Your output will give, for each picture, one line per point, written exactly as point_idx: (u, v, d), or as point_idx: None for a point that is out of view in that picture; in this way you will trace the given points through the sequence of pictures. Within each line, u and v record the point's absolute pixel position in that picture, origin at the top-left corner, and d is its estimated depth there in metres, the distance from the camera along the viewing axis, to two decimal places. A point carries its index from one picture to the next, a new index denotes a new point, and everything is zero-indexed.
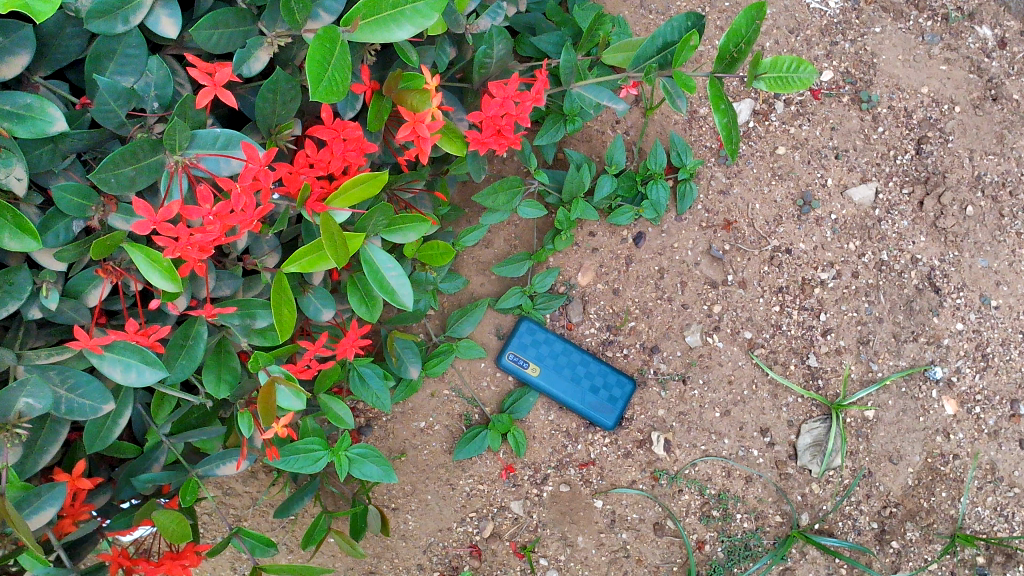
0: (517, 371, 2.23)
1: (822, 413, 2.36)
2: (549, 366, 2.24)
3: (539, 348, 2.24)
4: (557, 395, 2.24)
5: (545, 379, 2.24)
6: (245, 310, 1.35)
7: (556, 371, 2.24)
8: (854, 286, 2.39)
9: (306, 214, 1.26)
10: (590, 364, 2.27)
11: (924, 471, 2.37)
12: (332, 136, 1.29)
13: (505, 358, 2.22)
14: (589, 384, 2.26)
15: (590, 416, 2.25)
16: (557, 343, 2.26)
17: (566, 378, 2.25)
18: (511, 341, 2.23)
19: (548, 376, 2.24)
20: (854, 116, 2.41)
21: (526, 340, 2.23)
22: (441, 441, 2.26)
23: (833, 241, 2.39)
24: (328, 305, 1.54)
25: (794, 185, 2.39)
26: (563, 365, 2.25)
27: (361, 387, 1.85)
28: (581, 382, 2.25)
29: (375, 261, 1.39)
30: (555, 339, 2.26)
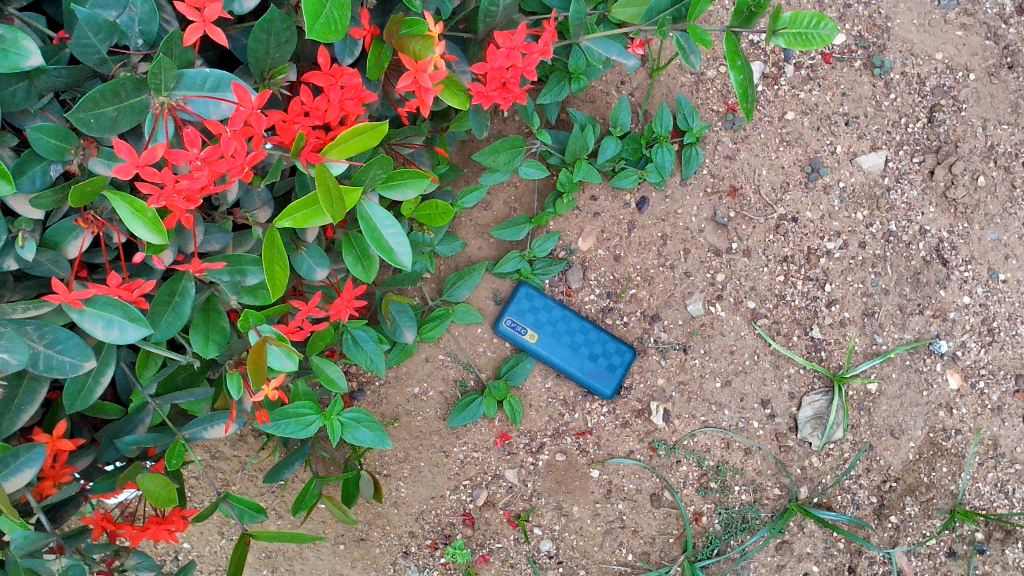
0: (513, 337, 2.17)
1: (823, 385, 2.31)
2: (549, 333, 2.18)
3: (536, 315, 2.18)
4: (556, 363, 2.19)
5: (545, 347, 2.18)
6: (234, 267, 1.26)
7: (556, 338, 2.19)
8: (861, 257, 2.33)
9: (300, 165, 1.21)
10: (590, 332, 2.21)
11: (925, 446, 2.33)
12: (328, 83, 1.21)
13: (501, 324, 2.16)
14: (588, 352, 2.20)
15: (589, 384, 2.20)
16: (557, 310, 2.20)
17: (565, 345, 2.19)
18: (509, 306, 2.17)
19: (548, 344, 2.18)
20: (866, 82, 2.35)
21: (522, 306, 2.17)
22: (435, 407, 2.22)
23: (841, 210, 2.34)
24: (322, 264, 1.47)
25: (802, 151, 2.34)
26: (564, 333, 2.19)
27: (355, 350, 1.84)
28: (581, 350, 2.20)
29: (372, 218, 1.34)
30: (556, 306, 2.20)
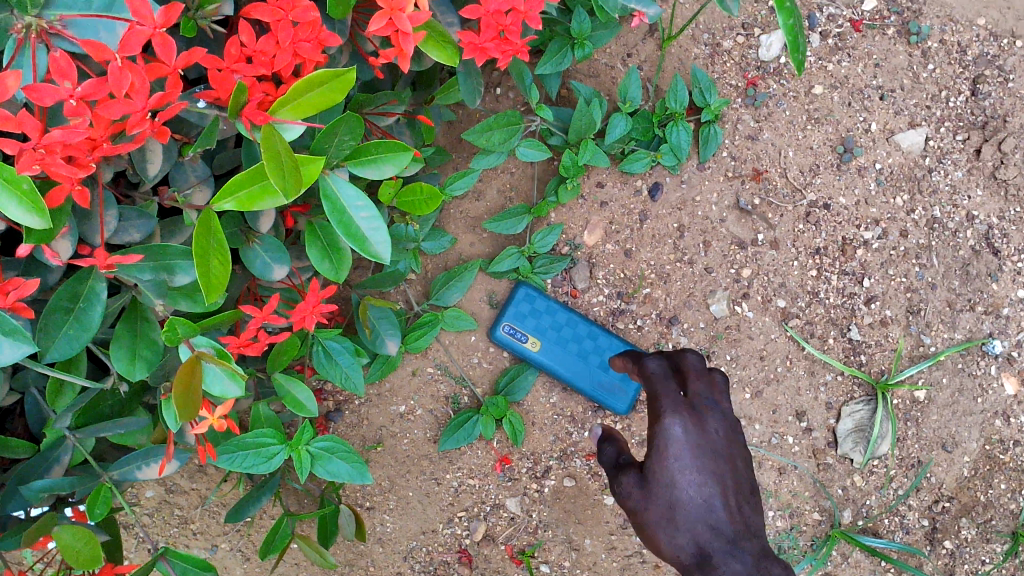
0: (512, 345, 1.90)
1: (865, 394, 2.04)
2: (553, 340, 1.90)
3: (537, 320, 1.90)
4: (563, 375, 1.91)
5: (549, 357, 1.90)
6: (158, 262, 0.95)
7: (562, 346, 1.91)
8: (903, 248, 2.06)
9: (242, 127, 0.94)
10: (600, 338, 1.92)
11: (981, 459, 2.07)
12: (276, 18, 0.92)
13: (498, 330, 1.89)
14: (598, 362, 1.91)
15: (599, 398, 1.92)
16: (562, 313, 1.92)
17: (572, 353, 1.91)
18: (506, 310, 1.90)
19: (552, 352, 1.90)
20: (901, 51, 2.10)
21: (521, 309, 1.90)
22: (424, 429, 1.93)
23: (878, 194, 2.07)
24: (280, 259, 1.18)
25: (832, 129, 2.08)
26: (570, 339, 1.91)
27: (328, 364, 1.56)
28: (591, 359, 1.91)
29: (339, 198, 1.06)
30: (561, 308, 1.92)
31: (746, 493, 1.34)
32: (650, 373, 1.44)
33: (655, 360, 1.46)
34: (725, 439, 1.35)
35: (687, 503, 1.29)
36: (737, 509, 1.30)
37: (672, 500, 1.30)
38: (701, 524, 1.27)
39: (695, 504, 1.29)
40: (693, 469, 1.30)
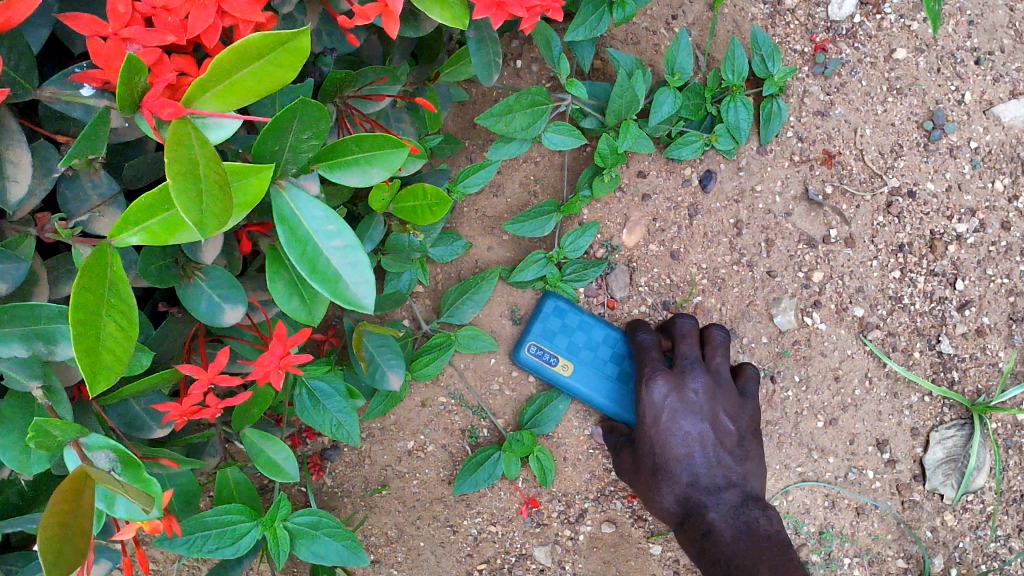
0: (541, 370, 1.57)
1: (958, 417, 1.72)
2: (588, 363, 1.59)
3: (569, 339, 1.58)
4: (600, 404, 1.59)
5: (584, 384, 1.59)
6: (28, 330, 0.69)
7: (599, 370, 1.59)
8: (1004, 243, 1.73)
9: (144, 125, 0.63)
10: None
11: None
12: None
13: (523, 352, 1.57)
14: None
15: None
16: (598, 330, 1.60)
17: (610, 377, 1.60)
18: (532, 327, 1.57)
19: (587, 378, 1.59)
20: (1001, 5, 1.75)
21: (551, 327, 1.58)
22: (436, 468, 1.63)
23: (973, 178, 1.74)
24: (235, 299, 0.86)
25: (918, 101, 1.73)
26: (608, 362, 1.60)
27: (313, 410, 1.26)
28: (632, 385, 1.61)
29: (302, 220, 0.74)
30: (596, 325, 1.60)
31: (730, 439, 1.56)
32: (639, 347, 1.55)
33: (647, 333, 1.56)
34: (707, 400, 1.54)
35: (673, 455, 1.54)
36: (714, 456, 1.55)
37: (661, 454, 1.54)
38: (683, 474, 1.54)
39: (679, 454, 1.55)
40: (676, 423, 1.54)
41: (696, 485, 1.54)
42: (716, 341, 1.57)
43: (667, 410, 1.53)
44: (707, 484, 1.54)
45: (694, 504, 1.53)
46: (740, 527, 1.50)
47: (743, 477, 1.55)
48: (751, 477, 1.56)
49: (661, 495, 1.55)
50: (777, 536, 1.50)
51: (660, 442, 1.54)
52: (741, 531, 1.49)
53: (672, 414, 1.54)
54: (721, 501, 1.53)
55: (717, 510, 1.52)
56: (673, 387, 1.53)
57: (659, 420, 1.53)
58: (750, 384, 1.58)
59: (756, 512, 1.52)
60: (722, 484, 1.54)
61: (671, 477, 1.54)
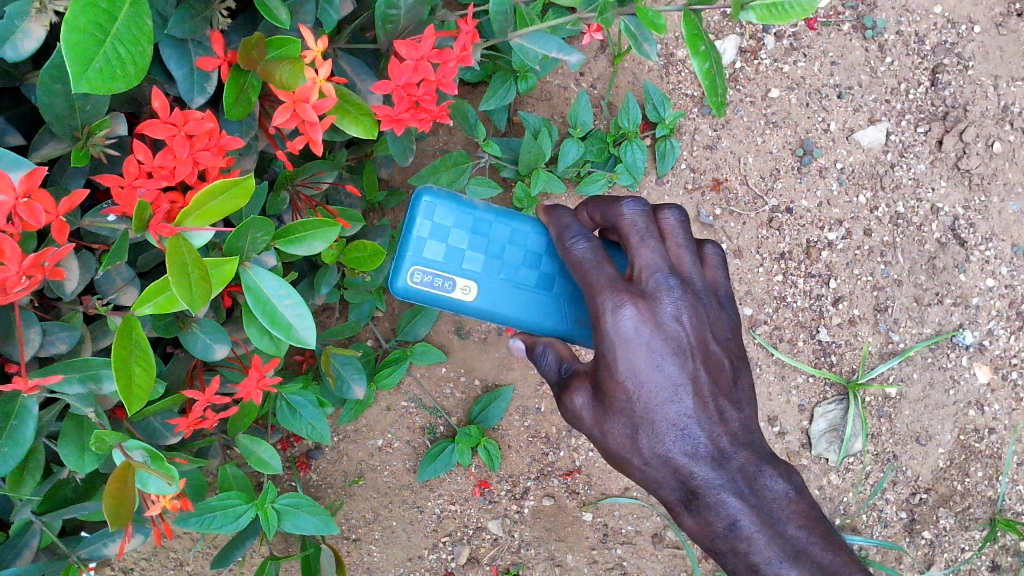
0: (429, 296, 1.31)
1: (837, 393, 2.06)
2: (490, 275, 1.33)
3: (453, 251, 1.32)
4: (519, 319, 1.34)
5: (488, 300, 1.33)
6: (84, 374, 1.00)
7: (504, 280, 1.34)
8: (868, 246, 2.07)
9: (150, 238, 0.96)
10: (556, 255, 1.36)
11: (957, 450, 2.07)
12: (171, 132, 0.95)
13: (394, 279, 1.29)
14: (567, 290, 1.36)
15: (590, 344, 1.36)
16: (494, 229, 1.35)
17: (524, 288, 1.34)
18: (404, 243, 1.31)
19: (494, 293, 1.33)
20: (857, 46, 2.09)
21: (429, 240, 1.32)
22: (402, 459, 1.97)
23: (840, 194, 2.07)
24: (220, 339, 1.20)
25: (791, 132, 2.07)
26: (516, 268, 1.35)
27: (292, 419, 1.60)
28: (556, 289, 1.35)
29: (263, 288, 1.09)
30: (488, 224, 1.35)
31: (725, 376, 1.20)
32: (578, 263, 1.18)
33: (585, 244, 1.19)
34: (691, 324, 1.16)
35: (666, 415, 1.14)
36: (712, 403, 1.17)
37: (645, 410, 1.14)
38: (673, 440, 1.14)
39: (673, 415, 1.14)
40: (664, 369, 1.13)
41: (702, 455, 1.15)
42: (676, 233, 1.23)
43: (647, 349, 1.13)
44: (710, 456, 1.15)
45: (700, 482, 1.15)
46: (763, 510, 1.16)
47: (746, 424, 1.20)
48: (753, 420, 1.22)
49: (642, 461, 1.16)
50: (804, 509, 1.19)
51: (640, 395, 1.13)
52: (768, 519, 1.16)
53: (657, 356, 1.13)
54: (733, 472, 1.16)
55: (730, 489, 1.15)
56: (651, 319, 1.13)
57: (637, 369, 1.13)
58: (720, 284, 1.28)
59: (775, 481, 1.18)
60: (731, 445, 1.16)
61: (663, 443, 1.14)
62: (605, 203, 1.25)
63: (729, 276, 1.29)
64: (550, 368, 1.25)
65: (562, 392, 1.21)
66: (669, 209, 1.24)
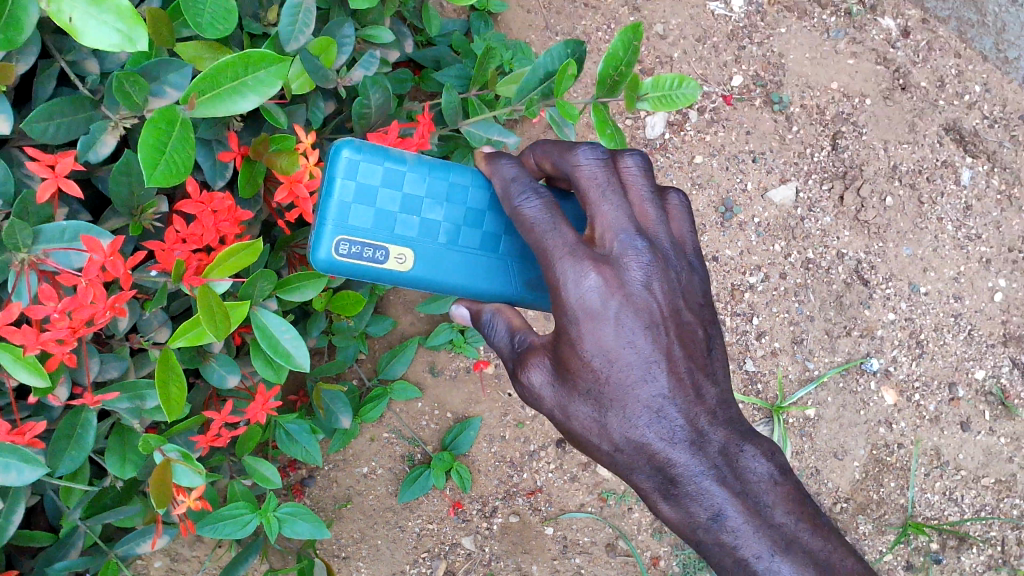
0: (360, 267, 1.25)
1: (764, 417, 2.38)
2: (426, 241, 1.31)
3: (383, 213, 1.28)
4: (461, 284, 1.33)
5: (428, 267, 1.31)
6: (132, 393, 1.30)
7: (444, 244, 1.33)
8: (783, 287, 2.40)
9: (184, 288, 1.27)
10: (492, 215, 1.35)
11: (870, 464, 2.39)
12: (200, 208, 1.26)
13: (329, 252, 1.23)
14: (512, 249, 1.36)
15: (533, 304, 1.37)
16: (428, 182, 1.32)
17: (460, 251, 1.33)
18: (325, 206, 1.25)
19: (431, 258, 1.31)
20: (767, 118, 2.42)
21: (354, 204, 1.26)
22: (385, 484, 2.25)
23: (759, 244, 2.40)
24: (232, 371, 1.50)
25: (715, 192, 2.38)
26: (456, 228, 1.33)
27: (290, 443, 1.88)
28: (502, 247, 1.35)
29: (269, 325, 1.40)
30: (423, 177, 1.32)
31: (699, 346, 1.20)
32: (529, 222, 1.14)
33: (537, 202, 1.15)
34: (663, 292, 1.16)
35: (640, 397, 1.14)
36: (685, 375, 1.17)
37: (617, 391, 1.13)
38: (643, 419, 1.14)
39: (646, 397, 1.14)
40: (636, 345, 1.13)
41: (679, 440, 1.15)
42: (638, 185, 1.20)
43: (617, 323, 1.11)
44: (682, 438, 1.16)
45: (678, 468, 1.16)
46: (745, 496, 1.17)
47: (723, 396, 1.21)
48: (730, 393, 1.22)
49: (609, 438, 1.16)
50: (788, 491, 1.20)
51: (609, 373, 1.13)
52: (755, 507, 1.16)
53: (628, 332, 1.12)
54: (713, 455, 1.17)
55: (712, 476, 1.16)
56: (617, 286, 1.12)
57: (604, 345, 1.11)
58: (687, 238, 1.26)
59: (752, 459, 1.19)
60: (709, 424, 1.18)
61: (636, 426, 1.14)
62: (559, 151, 1.23)
63: (695, 229, 1.27)
64: (505, 341, 1.23)
65: (517, 368, 1.19)
66: (630, 155, 1.21)
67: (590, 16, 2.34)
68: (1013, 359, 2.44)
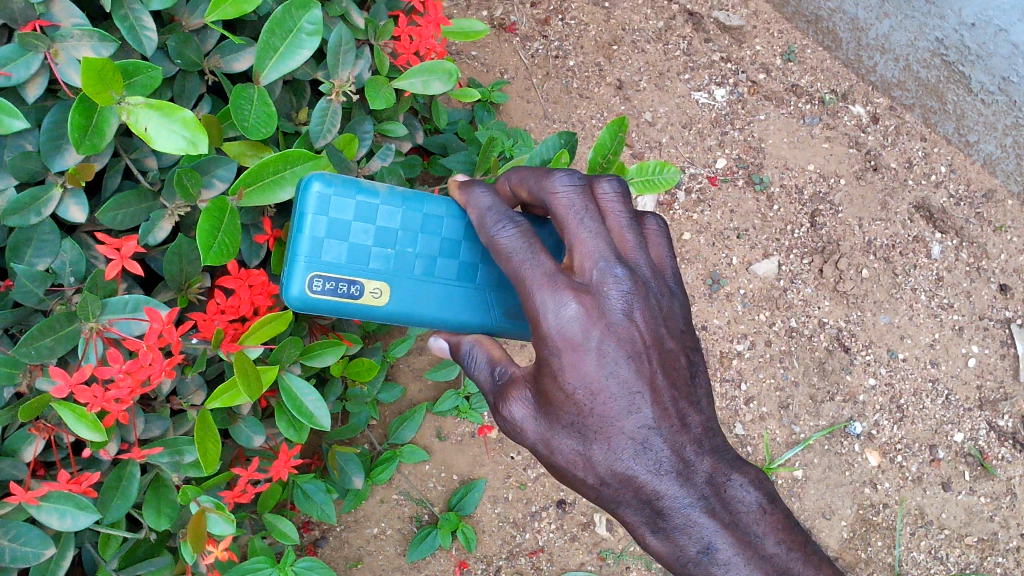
0: (336, 301, 1.36)
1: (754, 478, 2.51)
2: (400, 275, 1.41)
3: (359, 247, 1.38)
4: (432, 315, 1.44)
5: (402, 300, 1.41)
6: (172, 449, 1.46)
7: (418, 276, 1.43)
8: (769, 354, 2.55)
9: (222, 354, 1.42)
10: (463, 248, 1.45)
11: (857, 523, 2.53)
12: (238, 283, 1.43)
13: (301, 288, 1.33)
14: (487, 281, 1.47)
15: (511, 332, 1.48)
16: (404, 216, 1.42)
17: (431, 283, 1.44)
18: (297, 242, 1.34)
19: (405, 291, 1.42)
20: (750, 197, 2.61)
21: (326, 239, 1.35)
22: (394, 545, 2.36)
23: (744, 314, 2.57)
24: (258, 431, 1.64)
25: (702, 266, 2.56)
26: (433, 260, 1.44)
27: (306, 502, 2.00)
28: (479, 278, 1.47)
29: (294, 388, 1.56)
30: (397, 212, 1.42)
31: (681, 373, 1.27)
32: (509, 252, 1.21)
33: (513, 230, 1.22)
34: (643, 320, 1.23)
35: (623, 428, 1.22)
36: (667, 403, 1.24)
37: (601, 422, 1.21)
38: (626, 450, 1.22)
39: (631, 427, 1.22)
40: (618, 375, 1.20)
41: (666, 471, 1.24)
42: (615, 208, 1.27)
43: (598, 354, 1.19)
44: (665, 468, 1.24)
45: (666, 500, 1.24)
46: (734, 524, 1.26)
47: (707, 422, 1.29)
48: (714, 420, 1.30)
49: (594, 467, 1.23)
50: (774, 517, 1.31)
51: (593, 404, 1.20)
52: (744, 537, 1.26)
53: (610, 362, 1.19)
54: (700, 485, 1.25)
55: (699, 506, 1.25)
56: (598, 316, 1.19)
57: (588, 378, 1.19)
58: (664, 262, 1.33)
59: (739, 485, 1.29)
60: (694, 453, 1.26)
61: (620, 457, 1.22)
62: (536, 178, 1.29)
63: (673, 252, 1.35)
64: (485, 373, 1.29)
65: (499, 401, 1.26)
66: (606, 182, 1.27)
67: (584, 106, 2.56)
68: (988, 422, 2.59)
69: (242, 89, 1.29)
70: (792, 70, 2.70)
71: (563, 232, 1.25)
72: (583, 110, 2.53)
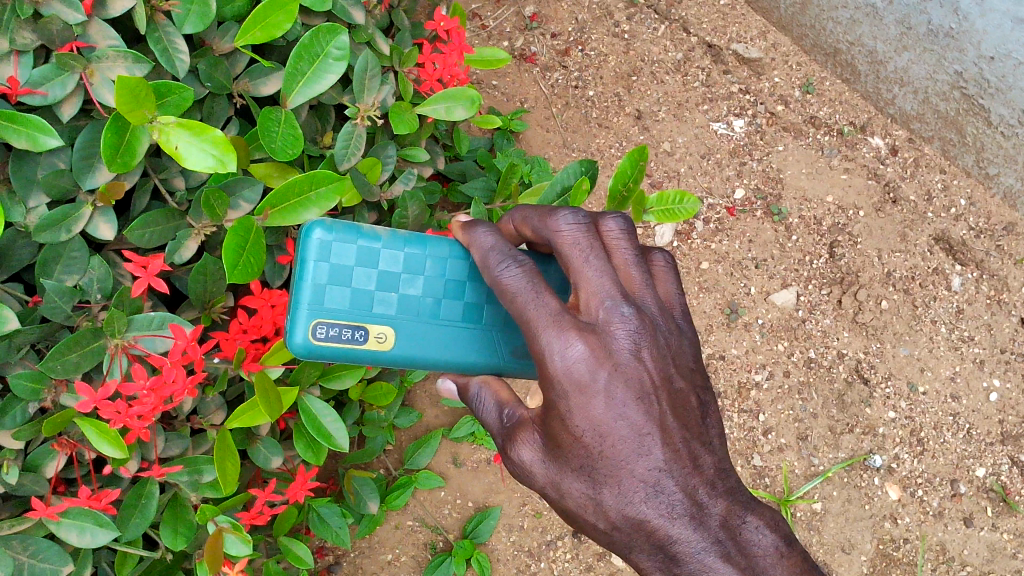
0: (339, 348, 1.32)
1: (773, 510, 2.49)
2: (405, 318, 1.37)
3: (361, 293, 1.34)
4: (441, 358, 1.39)
5: (408, 344, 1.37)
6: (192, 467, 1.46)
7: (424, 318, 1.39)
8: (787, 385, 2.54)
9: (242, 373, 1.42)
10: (467, 289, 1.41)
11: (878, 558, 2.50)
12: (261, 303, 1.44)
13: (305, 336, 1.30)
14: (494, 321, 1.41)
15: (520, 372, 1.42)
16: (405, 257, 1.39)
17: (437, 326, 1.39)
18: (300, 290, 1.31)
19: (411, 335, 1.37)
20: (768, 228, 2.61)
21: (329, 286, 1.32)
22: (408, 572, 2.34)
23: (763, 343, 2.55)
24: (276, 452, 1.65)
25: (721, 295, 2.56)
26: (438, 302, 1.39)
27: (321, 526, 1.98)
28: (485, 317, 1.41)
29: (313, 410, 1.56)
30: (400, 254, 1.38)
31: (691, 413, 1.20)
32: (513, 292, 1.15)
33: (517, 269, 1.17)
34: (651, 360, 1.17)
35: (634, 471, 1.14)
36: (680, 444, 1.17)
37: (611, 466, 1.14)
38: (638, 493, 1.15)
39: (643, 471, 1.14)
40: (627, 418, 1.13)
41: (679, 514, 1.16)
42: (621, 246, 1.22)
43: (606, 396, 1.12)
44: (678, 511, 1.16)
45: (679, 545, 1.16)
46: (751, 569, 1.17)
47: (720, 462, 1.21)
48: (727, 462, 1.23)
49: (605, 512, 1.16)
50: (792, 560, 1.22)
51: (602, 448, 1.13)
52: None
53: (618, 404, 1.13)
54: (715, 529, 1.17)
55: (715, 551, 1.16)
56: (605, 357, 1.13)
57: (597, 421, 1.12)
58: (673, 300, 1.28)
59: (753, 525, 1.21)
60: (709, 496, 1.18)
61: (631, 501, 1.15)
62: (540, 217, 1.26)
63: (682, 289, 1.29)
64: (493, 415, 1.25)
65: (507, 444, 1.21)
66: (611, 218, 1.23)
67: (603, 135, 2.58)
68: (1011, 457, 2.56)
69: (270, 111, 1.31)
70: (811, 102, 2.72)
71: (568, 271, 1.21)
72: (602, 140, 2.55)
